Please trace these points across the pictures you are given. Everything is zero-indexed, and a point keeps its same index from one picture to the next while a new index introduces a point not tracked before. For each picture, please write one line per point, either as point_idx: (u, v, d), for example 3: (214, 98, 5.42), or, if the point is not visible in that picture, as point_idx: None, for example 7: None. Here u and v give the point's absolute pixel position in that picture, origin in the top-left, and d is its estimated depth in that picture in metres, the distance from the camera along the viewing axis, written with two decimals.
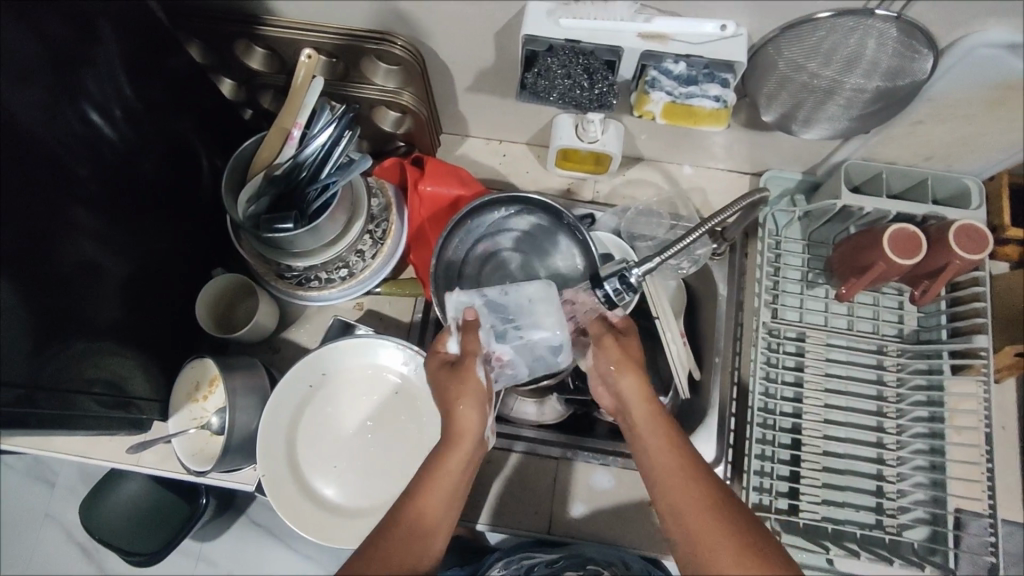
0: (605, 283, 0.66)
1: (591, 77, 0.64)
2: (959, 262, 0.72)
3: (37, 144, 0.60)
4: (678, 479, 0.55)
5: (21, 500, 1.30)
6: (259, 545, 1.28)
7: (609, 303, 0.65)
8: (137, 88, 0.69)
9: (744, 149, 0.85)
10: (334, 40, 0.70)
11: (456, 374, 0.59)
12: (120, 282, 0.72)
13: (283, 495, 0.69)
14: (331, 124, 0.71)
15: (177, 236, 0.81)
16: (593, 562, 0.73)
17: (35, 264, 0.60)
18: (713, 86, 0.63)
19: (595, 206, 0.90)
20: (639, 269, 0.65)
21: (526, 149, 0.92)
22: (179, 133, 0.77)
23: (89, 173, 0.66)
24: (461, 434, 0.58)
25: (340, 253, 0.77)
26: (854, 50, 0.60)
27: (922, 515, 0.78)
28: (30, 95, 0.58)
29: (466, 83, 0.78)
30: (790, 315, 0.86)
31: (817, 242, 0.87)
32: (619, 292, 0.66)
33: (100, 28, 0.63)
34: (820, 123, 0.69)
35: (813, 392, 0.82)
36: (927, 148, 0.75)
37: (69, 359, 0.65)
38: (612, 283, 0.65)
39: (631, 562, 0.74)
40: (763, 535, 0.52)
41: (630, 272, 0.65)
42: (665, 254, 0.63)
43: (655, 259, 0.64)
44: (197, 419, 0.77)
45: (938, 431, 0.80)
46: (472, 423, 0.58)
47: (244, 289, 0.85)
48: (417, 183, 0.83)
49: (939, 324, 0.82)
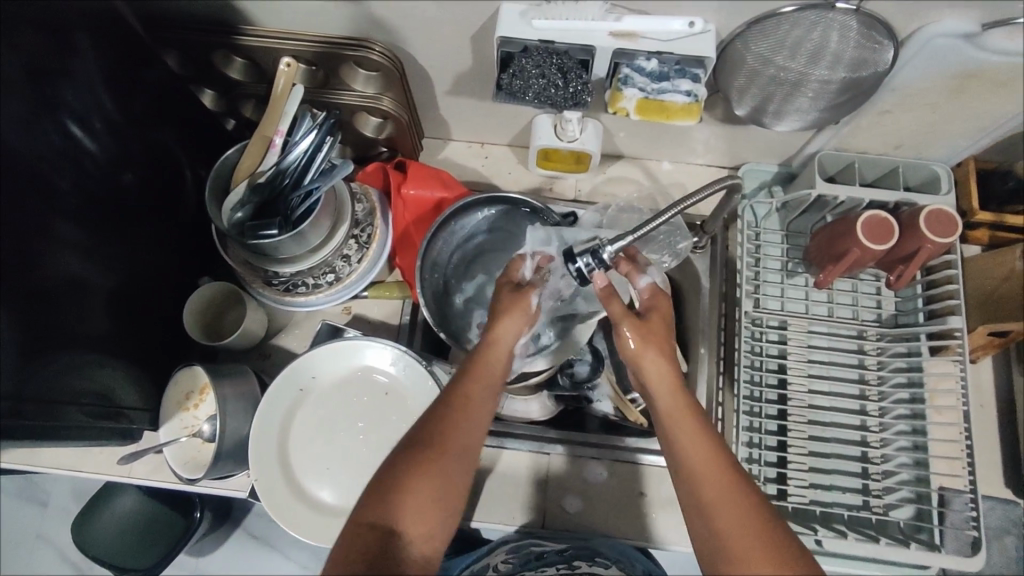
0: (579, 257, 0.63)
1: (566, 77, 0.65)
2: (930, 245, 0.74)
3: (16, 158, 0.60)
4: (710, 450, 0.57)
5: (13, 521, 1.29)
6: (255, 557, 1.28)
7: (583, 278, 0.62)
8: (117, 100, 0.70)
9: (721, 144, 0.86)
10: (312, 47, 0.71)
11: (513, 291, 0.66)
12: (105, 294, 0.72)
13: (277, 499, 0.70)
14: (312, 131, 0.72)
15: (163, 247, 0.81)
16: (601, 555, 0.81)
17: (17, 277, 0.61)
18: (684, 81, 0.65)
19: (577, 204, 0.91)
20: (612, 246, 0.63)
21: (508, 151, 0.93)
22: (161, 144, 0.78)
23: (70, 186, 0.66)
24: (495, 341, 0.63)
25: (325, 258, 0.78)
26: (818, 42, 0.62)
27: (907, 495, 0.79)
28: (7, 109, 0.58)
29: (445, 87, 0.79)
30: (771, 305, 0.87)
31: (795, 233, 0.89)
32: (593, 268, 0.63)
33: (78, 42, 0.63)
34: (790, 115, 0.71)
35: (796, 379, 0.83)
36: (896, 137, 0.77)
37: (56, 371, 0.65)
38: (585, 259, 0.62)
39: (636, 562, 0.81)
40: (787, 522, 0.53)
41: (604, 248, 0.63)
42: (639, 231, 0.62)
43: (628, 236, 0.62)
44: (188, 427, 0.77)
45: (920, 413, 0.81)
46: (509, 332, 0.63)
47: (231, 299, 0.85)
48: (400, 187, 0.84)
49: (916, 307, 0.84)
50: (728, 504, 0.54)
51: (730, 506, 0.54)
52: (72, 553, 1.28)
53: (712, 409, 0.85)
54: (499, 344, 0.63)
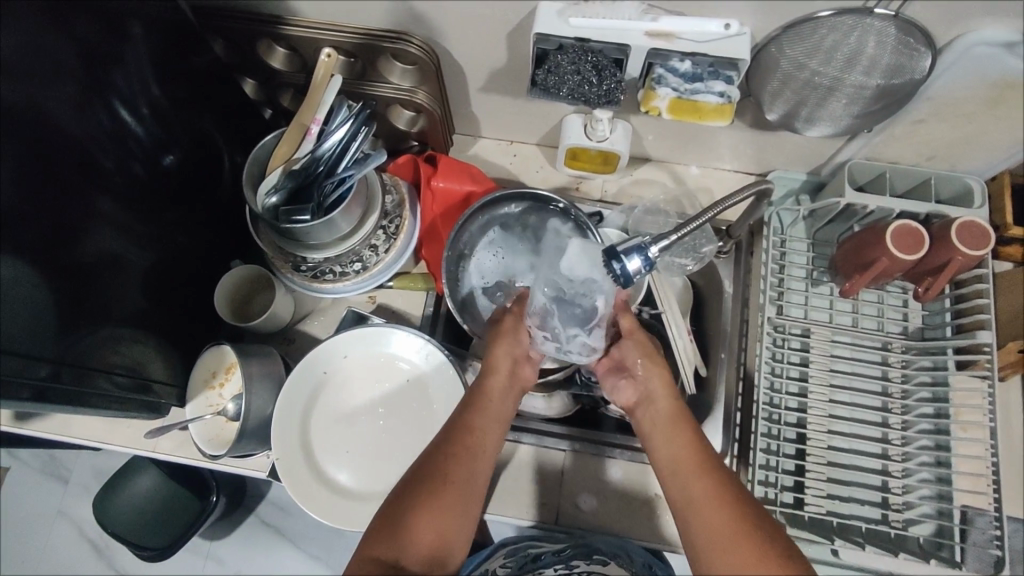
0: (624, 256, 0.61)
1: (600, 74, 0.66)
2: (962, 257, 0.73)
3: (67, 137, 0.63)
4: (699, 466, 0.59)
5: (34, 496, 1.32)
6: (268, 544, 1.29)
7: (627, 277, 0.60)
8: (163, 85, 0.72)
9: (749, 150, 0.87)
10: (351, 38, 0.72)
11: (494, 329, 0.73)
12: (141, 272, 0.74)
13: (296, 479, 0.71)
14: (348, 120, 0.73)
15: (197, 230, 0.83)
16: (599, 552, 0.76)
17: (60, 250, 0.63)
18: (718, 83, 0.65)
19: (603, 204, 0.92)
20: (655, 248, 0.62)
21: (537, 150, 0.95)
22: (202, 129, 0.81)
23: (113, 165, 0.69)
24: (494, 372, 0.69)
25: (353, 247, 0.79)
26: (855, 48, 0.62)
27: (928, 510, 0.78)
28: (62, 87, 0.61)
29: (479, 83, 0.80)
30: (795, 312, 0.87)
31: (821, 242, 0.88)
32: (636, 268, 0.61)
33: (130, 27, 0.65)
34: (822, 121, 0.71)
35: (818, 387, 0.83)
36: (929, 148, 0.77)
37: (94, 343, 0.67)
38: (631, 259, 0.60)
39: (635, 554, 0.76)
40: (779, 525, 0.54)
41: (649, 248, 0.61)
42: (681, 231, 0.62)
43: (673, 236, 0.62)
44: (214, 405, 0.79)
45: (943, 428, 0.80)
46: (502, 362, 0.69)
47: (262, 282, 0.87)
48: (429, 179, 0.86)
49: (944, 322, 0.83)
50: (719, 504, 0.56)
51: (722, 513, 0.55)
52: (90, 531, 1.31)
53: (730, 414, 0.84)
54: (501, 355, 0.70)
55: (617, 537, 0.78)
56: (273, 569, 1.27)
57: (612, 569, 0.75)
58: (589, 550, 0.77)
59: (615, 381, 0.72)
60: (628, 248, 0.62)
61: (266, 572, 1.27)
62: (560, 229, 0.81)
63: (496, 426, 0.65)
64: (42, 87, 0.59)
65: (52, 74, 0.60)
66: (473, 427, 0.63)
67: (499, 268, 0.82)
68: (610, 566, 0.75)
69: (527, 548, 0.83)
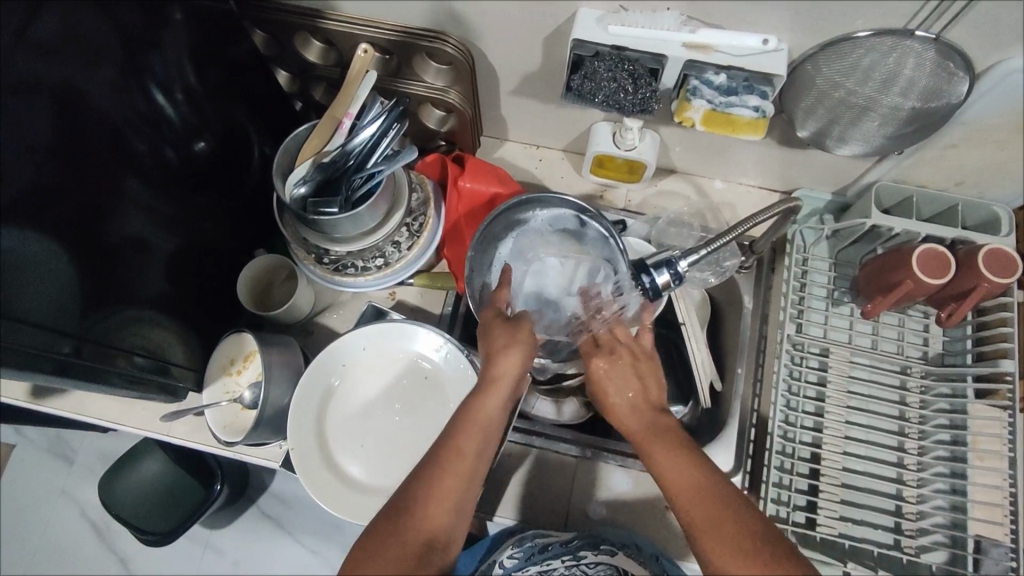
0: (653, 270, 0.61)
1: (635, 82, 0.66)
2: (987, 284, 0.73)
3: (100, 117, 0.63)
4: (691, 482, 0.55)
5: (40, 474, 1.32)
6: (268, 535, 1.28)
7: (657, 289, 0.60)
8: (199, 71, 0.73)
9: (775, 167, 0.87)
10: (388, 35, 0.73)
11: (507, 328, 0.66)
12: (166, 256, 0.75)
13: (311, 470, 0.71)
14: (380, 117, 0.74)
15: (221, 217, 0.84)
16: (607, 542, 0.73)
17: (88, 229, 0.63)
18: (753, 97, 0.66)
19: (627, 213, 0.92)
20: (685, 261, 0.61)
21: (563, 156, 0.95)
22: (233, 118, 0.81)
23: (144, 148, 0.69)
24: (497, 378, 0.62)
25: (377, 243, 0.80)
26: (892, 69, 0.62)
27: (941, 538, 0.77)
28: (98, 68, 0.62)
29: (511, 86, 0.81)
30: (813, 331, 0.86)
31: (843, 262, 0.88)
32: (665, 282, 0.61)
33: (172, 13, 0.66)
34: (854, 140, 0.71)
35: (835, 408, 0.82)
36: (959, 173, 0.77)
37: (116, 323, 0.68)
38: (661, 271, 0.60)
39: (644, 546, 0.74)
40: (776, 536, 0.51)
41: (677, 262, 0.61)
42: (711, 246, 0.62)
43: (704, 251, 0.61)
44: (229, 392, 0.79)
45: (960, 456, 0.79)
46: (509, 369, 0.62)
47: (284, 272, 0.88)
48: (457, 180, 0.86)
49: (965, 349, 0.82)
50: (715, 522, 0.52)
51: (714, 522, 0.52)
52: (92, 512, 1.31)
53: (745, 429, 0.84)
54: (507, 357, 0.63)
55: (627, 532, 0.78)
56: (271, 560, 1.27)
57: (621, 560, 0.70)
58: (598, 540, 0.73)
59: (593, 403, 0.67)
60: (659, 262, 0.62)
61: (265, 562, 1.27)
62: (593, 239, 0.81)
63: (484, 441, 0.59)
64: (83, 71, 0.60)
65: (88, 58, 0.60)
66: (468, 436, 0.58)
67: (525, 266, 0.82)
68: (620, 556, 0.71)
69: (534, 538, 0.75)
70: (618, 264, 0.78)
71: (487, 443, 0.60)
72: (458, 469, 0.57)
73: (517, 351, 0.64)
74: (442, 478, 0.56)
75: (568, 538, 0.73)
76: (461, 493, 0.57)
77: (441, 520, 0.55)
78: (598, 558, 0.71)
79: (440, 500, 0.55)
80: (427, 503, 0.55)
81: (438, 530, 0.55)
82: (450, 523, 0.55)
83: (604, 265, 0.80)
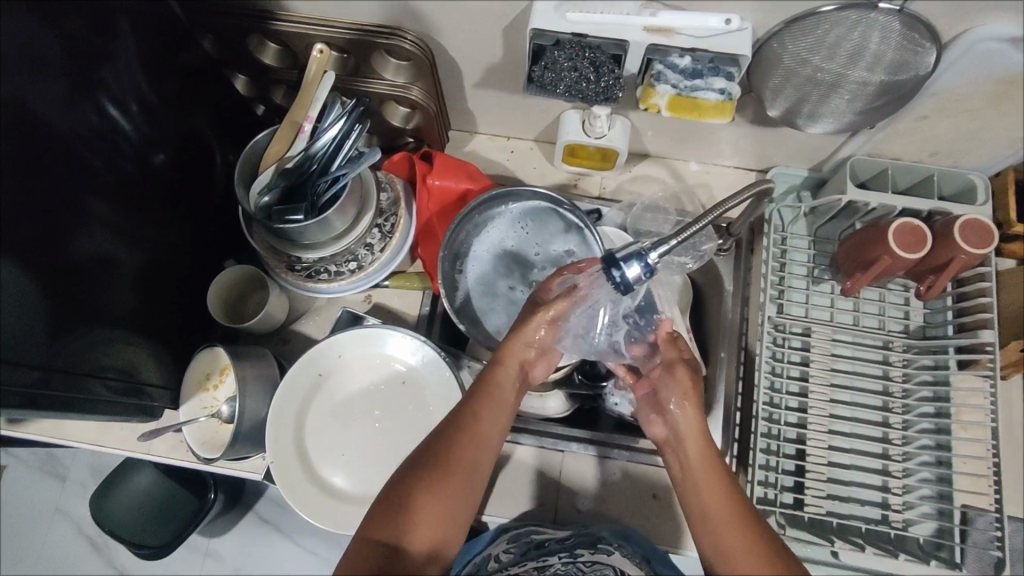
0: (623, 264, 0.59)
1: (597, 70, 0.64)
2: (964, 256, 0.72)
3: (53, 135, 0.61)
4: (719, 491, 0.57)
5: (30, 494, 1.29)
6: (267, 540, 1.27)
7: (627, 285, 0.58)
8: (151, 81, 0.71)
9: (749, 146, 0.85)
10: (343, 34, 0.71)
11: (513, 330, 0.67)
12: (133, 273, 0.73)
13: (292, 482, 0.71)
14: (342, 118, 0.72)
15: (188, 230, 0.82)
16: (603, 540, 0.74)
17: (48, 253, 0.61)
18: (718, 79, 0.64)
19: (602, 201, 0.91)
20: (656, 253, 0.60)
21: (534, 146, 0.93)
22: (193, 126, 0.79)
23: (103, 164, 0.67)
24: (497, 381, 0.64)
25: (347, 246, 0.78)
26: (858, 44, 0.60)
27: (928, 510, 0.77)
28: (47, 86, 0.59)
29: (475, 79, 0.79)
30: (795, 311, 0.86)
31: (822, 239, 0.87)
32: (636, 275, 0.59)
33: (119, 24, 0.64)
34: (825, 117, 0.70)
35: (819, 386, 0.82)
36: (932, 144, 0.76)
37: (84, 347, 0.66)
38: (631, 265, 0.58)
39: (633, 539, 0.74)
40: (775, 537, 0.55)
41: (647, 254, 0.59)
42: (681, 236, 0.60)
43: (673, 241, 0.60)
44: (207, 407, 0.78)
45: (945, 428, 0.79)
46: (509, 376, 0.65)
47: (254, 281, 0.86)
48: (425, 177, 0.85)
49: (946, 320, 0.82)
50: (731, 525, 0.55)
51: (734, 527, 0.55)
52: (88, 528, 1.28)
53: (731, 414, 0.83)
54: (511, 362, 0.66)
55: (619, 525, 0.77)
56: (271, 565, 1.26)
57: (617, 560, 0.73)
58: (594, 539, 0.74)
59: (648, 411, 0.68)
60: (629, 253, 0.60)
61: (265, 567, 1.26)
62: (556, 239, 0.80)
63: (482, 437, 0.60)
64: (29, 89, 0.58)
65: (35, 73, 0.58)
66: (465, 431, 0.60)
67: (503, 263, 0.81)
68: (615, 556, 0.73)
69: (529, 535, 0.76)
70: (593, 255, 0.78)
71: (478, 446, 0.60)
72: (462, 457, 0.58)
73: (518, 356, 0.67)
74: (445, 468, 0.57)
75: (564, 536, 0.76)
76: (465, 479, 0.58)
77: (441, 509, 0.56)
78: (594, 556, 0.74)
79: (441, 491, 0.56)
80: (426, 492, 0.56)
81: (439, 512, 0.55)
82: (451, 508, 0.56)
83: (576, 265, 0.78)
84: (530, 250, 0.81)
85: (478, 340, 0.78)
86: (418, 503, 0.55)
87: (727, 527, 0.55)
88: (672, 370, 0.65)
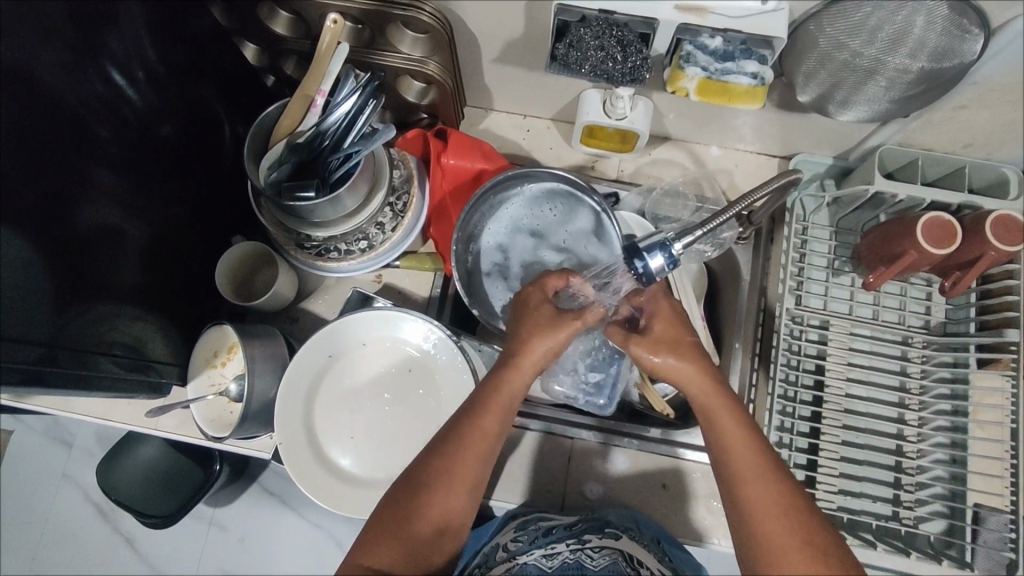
0: (646, 254, 0.57)
1: (625, 50, 0.61)
2: (995, 253, 0.70)
3: (58, 104, 0.59)
4: (752, 462, 0.54)
5: (38, 459, 1.30)
6: (271, 511, 1.28)
7: (649, 277, 0.56)
8: (159, 48, 0.68)
9: (774, 132, 0.83)
10: (360, 4, 0.68)
11: (530, 308, 0.63)
12: (140, 248, 0.71)
13: (298, 463, 0.70)
14: (355, 92, 0.70)
15: (194, 205, 0.80)
16: (611, 526, 0.71)
17: (53, 226, 0.59)
18: (751, 63, 0.62)
19: (619, 185, 0.89)
20: (680, 244, 0.58)
21: (551, 126, 0.91)
22: (199, 96, 0.77)
23: (110, 135, 0.65)
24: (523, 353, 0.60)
25: (359, 225, 0.76)
26: (901, 27, 0.57)
27: (940, 508, 0.77)
28: (52, 52, 0.57)
29: (493, 55, 0.76)
30: (813, 303, 0.84)
31: (844, 230, 0.85)
32: (659, 266, 0.57)
33: None
34: (858, 105, 0.67)
35: (835, 379, 0.81)
36: (967, 135, 0.73)
37: (90, 322, 0.65)
38: (653, 256, 0.57)
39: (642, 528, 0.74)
40: (817, 522, 0.52)
41: (671, 245, 0.58)
42: (707, 227, 0.58)
43: (697, 232, 0.58)
44: (215, 385, 0.78)
45: (961, 426, 0.78)
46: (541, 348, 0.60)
47: (261, 259, 0.85)
48: (440, 156, 0.82)
49: (968, 318, 0.80)
50: (768, 502, 0.52)
51: (769, 506, 0.52)
52: (94, 494, 1.29)
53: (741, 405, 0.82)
54: (537, 329, 0.61)
55: (625, 508, 0.77)
56: (276, 535, 1.27)
57: (626, 543, 0.68)
58: (601, 524, 0.71)
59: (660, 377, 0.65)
60: (652, 244, 0.58)
61: (270, 537, 1.27)
62: (582, 235, 0.78)
63: (498, 415, 0.59)
64: (32, 55, 0.55)
65: (40, 38, 0.56)
66: (487, 415, 0.58)
67: (519, 249, 0.79)
68: (624, 540, 0.68)
69: (538, 524, 0.73)
70: (612, 246, 0.76)
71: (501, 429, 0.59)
72: (478, 447, 0.57)
73: (545, 326, 0.61)
74: (458, 457, 0.57)
75: (571, 524, 0.73)
76: (477, 468, 0.57)
77: (456, 501, 0.56)
78: (602, 543, 0.67)
79: (450, 483, 0.56)
80: (439, 480, 0.56)
81: (450, 508, 0.56)
82: (464, 501, 0.57)
83: (597, 258, 0.76)
84: (552, 237, 0.79)
85: (488, 323, 0.77)
86: (427, 488, 0.56)
87: (766, 509, 0.52)
88: (629, 342, 0.62)
